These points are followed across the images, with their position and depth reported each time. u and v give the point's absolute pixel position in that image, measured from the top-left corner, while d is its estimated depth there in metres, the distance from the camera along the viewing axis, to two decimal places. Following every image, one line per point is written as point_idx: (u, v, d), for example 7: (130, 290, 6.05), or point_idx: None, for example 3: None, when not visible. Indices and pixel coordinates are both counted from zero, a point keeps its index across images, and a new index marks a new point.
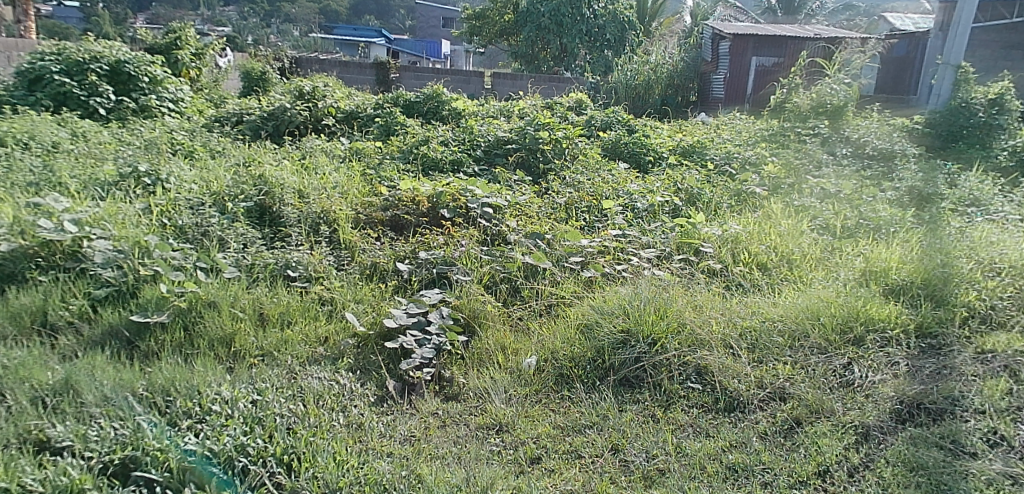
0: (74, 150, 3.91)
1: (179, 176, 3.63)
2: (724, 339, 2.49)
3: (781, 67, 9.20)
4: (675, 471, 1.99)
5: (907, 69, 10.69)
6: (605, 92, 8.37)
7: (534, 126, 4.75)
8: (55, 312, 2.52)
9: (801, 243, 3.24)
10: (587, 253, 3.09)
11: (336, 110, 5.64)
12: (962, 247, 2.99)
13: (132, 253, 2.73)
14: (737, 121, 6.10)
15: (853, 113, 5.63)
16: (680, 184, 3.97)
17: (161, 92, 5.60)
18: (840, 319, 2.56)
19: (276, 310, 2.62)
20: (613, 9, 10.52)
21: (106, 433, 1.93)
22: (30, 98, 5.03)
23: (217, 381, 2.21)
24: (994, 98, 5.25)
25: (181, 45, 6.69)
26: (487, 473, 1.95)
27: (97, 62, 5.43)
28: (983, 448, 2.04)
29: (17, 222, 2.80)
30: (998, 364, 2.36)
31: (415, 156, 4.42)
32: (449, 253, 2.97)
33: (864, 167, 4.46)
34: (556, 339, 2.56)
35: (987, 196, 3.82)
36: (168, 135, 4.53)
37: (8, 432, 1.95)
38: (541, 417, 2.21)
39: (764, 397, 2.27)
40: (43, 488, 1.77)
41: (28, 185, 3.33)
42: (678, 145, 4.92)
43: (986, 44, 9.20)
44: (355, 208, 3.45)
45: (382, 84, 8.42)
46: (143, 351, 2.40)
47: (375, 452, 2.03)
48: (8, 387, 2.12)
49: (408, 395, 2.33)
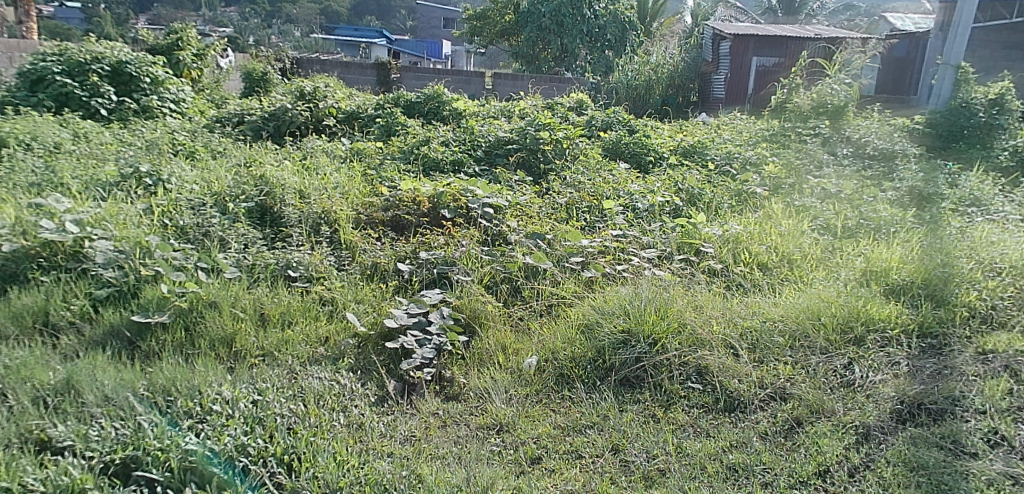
0: (76, 151, 3.92)
1: (180, 176, 3.64)
2: (724, 339, 2.49)
3: (782, 67, 9.15)
4: (675, 472, 1.99)
5: (907, 69, 10.68)
6: (606, 92, 8.37)
7: (535, 127, 4.75)
8: (57, 312, 2.52)
9: (801, 243, 3.24)
10: (587, 253, 3.09)
11: (337, 111, 5.65)
12: (962, 247, 2.99)
13: (133, 253, 2.73)
14: (738, 121, 6.09)
15: (853, 114, 5.63)
16: (680, 184, 3.97)
17: (162, 93, 5.61)
18: (841, 319, 2.56)
19: (277, 310, 2.62)
20: (614, 9, 10.53)
21: (107, 433, 1.94)
22: (31, 98, 5.04)
23: (218, 381, 2.21)
24: (994, 98, 5.25)
25: (182, 46, 6.69)
26: (487, 473, 1.96)
27: (99, 63, 5.44)
28: (983, 448, 2.05)
29: (19, 222, 2.80)
30: (998, 364, 2.36)
31: (416, 157, 4.43)
32: (450, 253, 2.98)
33: (864, 167, 4.46)
34: (556, 339, 2.56)
35: (987, 196, 3.82)
36: (170, 136, 4.54)
37: (10, 432, 1.96)
38: (542, 418, 2.21)
39: (764, 397, 2.28)
40: (44, 488, 1.77)
41: (29, 185, 3.34)
42: (678, 145, 4.92)
43: (987, 44, 9.20)
44: (356, 209, 3.45)
45: (383, 85, 8.43)
46: (144, 351, 2.41)
47: (375, 452, 2.03)
48: (9, 387, 2.12)
49: (408, 396, 2.33)
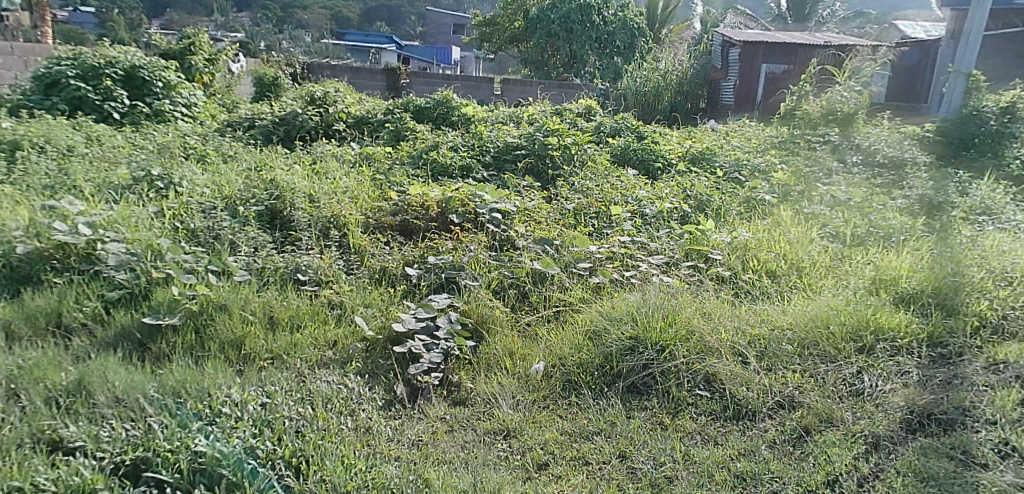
0: (89, 154, 3.94)
1: (191, 180, 3.68)
2: (733, 347, 2.49)
3: (791, 74, 9.15)
4: (682, 480, 1.98)
5: (919, 77, 10.64)
6: (614, 99, 8.44)
7: (543, 132, 4.77)
8: (69, 314, 2.54)
9: (810, 250, 3.23)
10: (595, 259, 3.10)
11: (347, 116, 5.71)
12: (974, 256, 2.97)
13: (145, 256, 2.75)
14: (746, 128, 6.11)
15: (863, 121, 5.63)
16: (689, 191, 4.01)
17: (174, 97, 5.68)
18: (850, 328, 2.55)
19: (286, 314, 2.64)
20: (623, 16, 10.56)
21: (118, 434, 1.95)
22: (45, 102, 5.08)
23: (227, 384, 2.23)
24: (1005, 106, 5.23)
25: (195, 51, 6.74)
26: (495, 479, 1.97)
27: (112, 68, 5.50)
28: (994, 459, 2.03)
29: (33, 224, 2.84)
30: (1009, 374, 2.35)
31: (424, 162, 4.44)
32: (458, 258, 2.98)
33: (874, 174, 4.44)
34: (564, 345, 2.57)
35: (999, 205, 3.79)
36: (181, 140, 4.57)
37: (23, 432, 1.97)
38: (549, 423, 2.22)
39: (773, 405, 2.27)
40: (55, 488, 1.78)
41: (43, 188, 3.37)
42: (687, 152, 4.94)
43: (998, 52, 9.18)
44: (365, 213, 3.48)
45: (392, 89, 8.43)
46: (155, 353, 2.42)
47: (383, 456, 2.04)
48: (23, 387, 2.15)
49: (416, 400, 2.34)
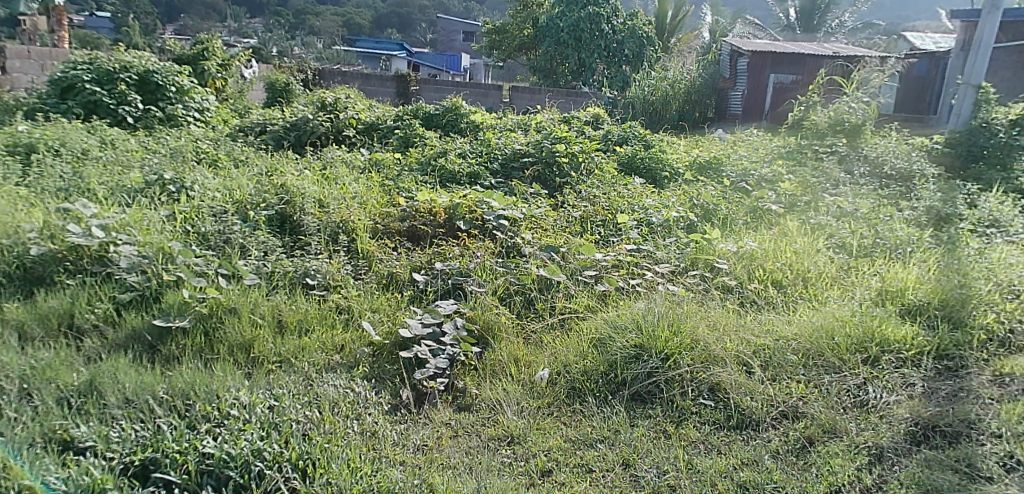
0: (103, 157, 4.00)
1: (202, 184, 3.72)
2: (738, 356, 2.50)
3: (799, 84, 9.08)
4: (686, 488, 2.00)
5: (928, 87, 10.62)
6: (623, 107, 8.47)
7: (550, 140, 4.81)
8: (81, 315, 2.58)
9: (817, 260, 3.23)
10: (601, 267, 3.12)
11: (357, 121, 5.75)
12: (980, 267, 2.97)
13: (156, 259, 2.78)
14: (754, 137, 6.10)
15: (872, 132, 5.62)
16: (695, 199, 4.02)
17: (187, 101, 5.73)
18: (854, 339, 2.55)
19: (294, 317, 2.67)
20: (632, 25, 10.58)
21: (128, 435, 1.98)
22: (62, 106, 5.16)
23: (236, 386, 2.25)
24: (1014, 118, 5.22)
25: (209, 56, 6.80)
26: (498, 484, 1.98)
27: (127, 72, 5.56)
28: (999, 472, 2.02)
29: (48, 226, 2.89)
30: (1014, 388, 2.36)
31: (433, 169, 4.48)
32: (465, 264, 3.01)
33: (881, 186, 4.45)
34: (569, 352, 2.59)
35: (1007, 217, 3.77)
36: (194, 144, 4.62)
37: (35, 432, 2.00)
38: (553, 430, 2.23)
39: (776, 415, 2.28)
40: (66, 487, 1.81)
41: (59, 190, 3.43)
42: (694, 161, 4.96)
43: (1009, 64, 9.15)
44: (374, 219, 3.51)
45: (402, 96, 8.47)
46: (165, 355, 2.45)
47: (388, 460, 2.06)
48: (35, 386, 2.18)
49: (422, 404, 2.37)
